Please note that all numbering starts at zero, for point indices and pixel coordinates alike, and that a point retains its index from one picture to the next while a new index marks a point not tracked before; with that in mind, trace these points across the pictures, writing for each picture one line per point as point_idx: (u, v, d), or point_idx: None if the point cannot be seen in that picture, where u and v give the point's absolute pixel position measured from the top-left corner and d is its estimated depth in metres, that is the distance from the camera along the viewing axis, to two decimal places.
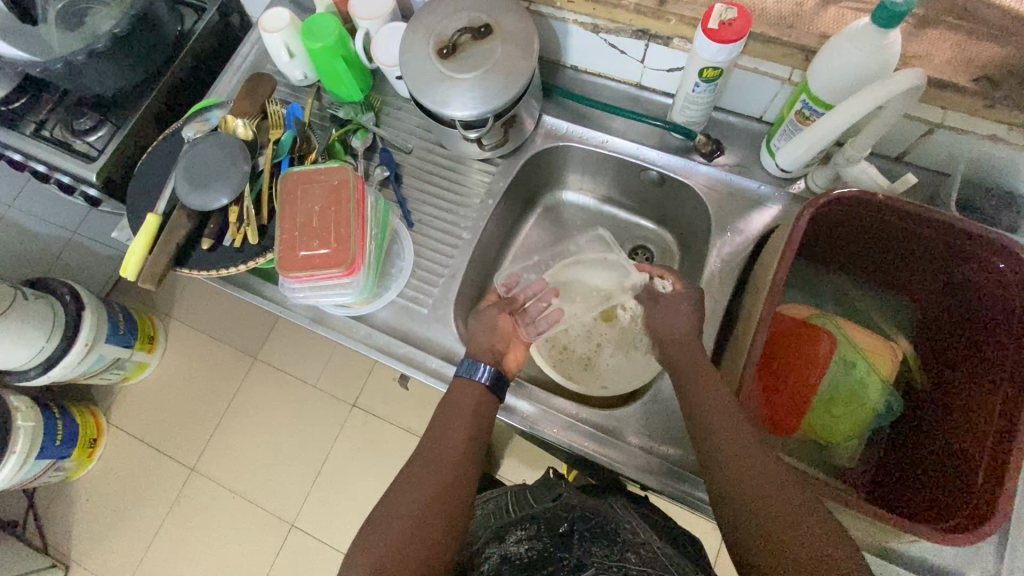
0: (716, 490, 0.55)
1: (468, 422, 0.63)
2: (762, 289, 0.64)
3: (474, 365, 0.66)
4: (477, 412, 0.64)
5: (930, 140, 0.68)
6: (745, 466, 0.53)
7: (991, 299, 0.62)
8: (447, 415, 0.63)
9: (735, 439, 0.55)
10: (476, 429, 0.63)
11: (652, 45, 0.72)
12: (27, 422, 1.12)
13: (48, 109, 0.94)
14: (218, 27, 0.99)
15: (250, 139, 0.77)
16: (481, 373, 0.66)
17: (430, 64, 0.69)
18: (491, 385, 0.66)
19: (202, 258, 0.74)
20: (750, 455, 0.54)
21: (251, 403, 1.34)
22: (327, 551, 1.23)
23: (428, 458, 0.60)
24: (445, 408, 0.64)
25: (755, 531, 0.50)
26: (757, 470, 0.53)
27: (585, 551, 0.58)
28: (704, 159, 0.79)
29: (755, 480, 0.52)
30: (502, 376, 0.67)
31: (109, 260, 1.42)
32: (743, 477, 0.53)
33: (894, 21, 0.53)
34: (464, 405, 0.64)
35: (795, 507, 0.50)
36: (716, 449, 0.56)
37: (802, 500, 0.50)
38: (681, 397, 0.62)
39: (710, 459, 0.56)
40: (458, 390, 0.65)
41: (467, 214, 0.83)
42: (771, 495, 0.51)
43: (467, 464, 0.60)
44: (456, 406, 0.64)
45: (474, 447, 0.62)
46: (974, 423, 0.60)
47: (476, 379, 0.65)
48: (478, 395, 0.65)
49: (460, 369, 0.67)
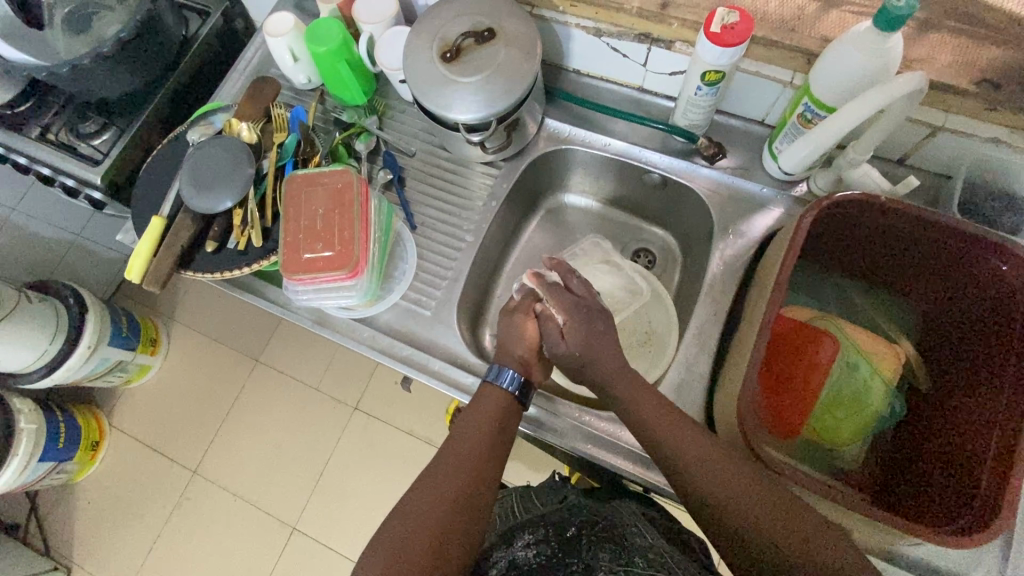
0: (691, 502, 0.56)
1: (494, 428, 0.63)
2: (765, 291, 0.64)
3: (500, 371, 0.67)
4: (501, 417, 0.64)
5: (931, 143, 0.68)
6: (710, 480, 0.55)
7: (994, 302, 0.62)
8: (472, 421, 0.63)
9: (698, 459, 0.56)
10: (497, 437, 0.62)
11: (654, 48, 0.73)
12: (30, 424, 1.13)
13: (53, 112, 0.95)
14: (222, 32, 0.99)
15: (254, 142, 0.78)
16: (500, 376, 0.66)
17: (434, 68, 0.69)
18: (513, 392, 0.66)
19: (205, 260, 0.75)
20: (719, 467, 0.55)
21: (254, 406, 1.35)
22: (328, 554, 1.23)
23: (443, 462, 0.60)
24: (468, 415, 0.64)
25: (741, 538, 0.52)
26: (726, 478, 0.54)
27: (592, 556, 0.58)
28: (706, 162, 0.79)
29: (731, 494, 0.53)
30: (528, 387, 0.67)
31: (112, 263, 1.42)
32: (718, 491, 0.54)
33: (896, 24, 0.53)
34: (489, 414, 0.64)
35: (776, 512, 0.51)
36: (680, 468, 0.57)
37: (782, 501, 0.52)
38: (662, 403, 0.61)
39: (678, 475, 0.57)
40: (486, 397, 0.66)
41: (469, 216, 0.83)
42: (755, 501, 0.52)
43: (484, 467, 0.60)
44: (481, 414, 0.64)
45: (499, 452, 0.62)
46: (980, 425, 0.60)
47: (505, 387, 0.66)
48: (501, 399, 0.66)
49: (490, 377, 0.67)
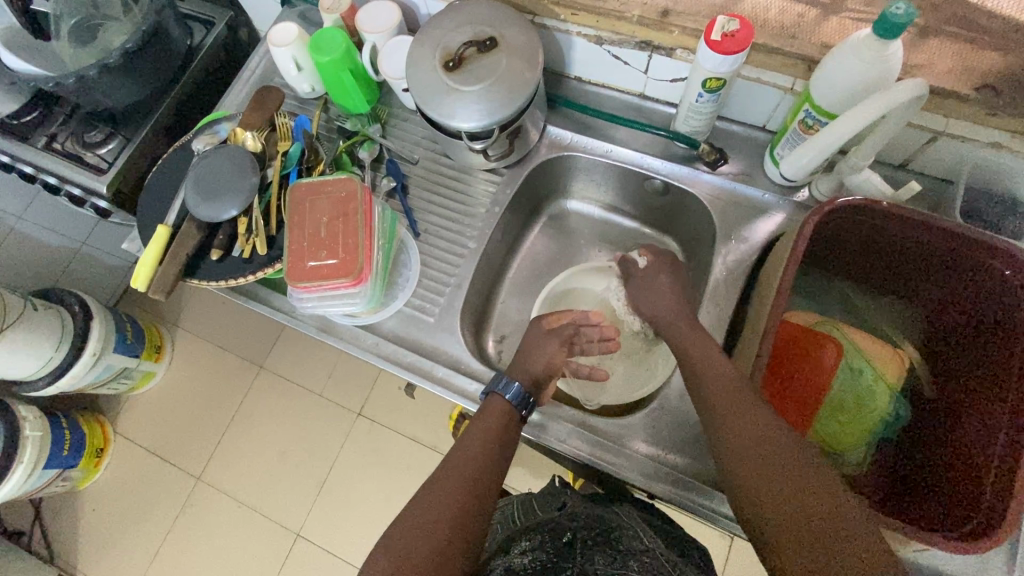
0: (731, 491, 0.54)
1: (498, 440, 0.63)
2: (768, 296, 0.64)
3: (508, 383, 0.67)
4: (503, 429, 0.65)
5: (933, 147, 0.68)
6: (752, 468, 0.53)
7: (998, 307, 0.62)
8: (484, 435, 0.63)
9: (748, 442, 0.54)
10: (498, 449, 0.63)
11: (655, 56, 0.73)
12: (36, 432, 1.13)
13: (60, 122, 0.96)
14: (227, 41, 1.01)
15: (258, 151, 0.78)
16: (508, 389, 0.67)
17: (436, 77, 0.70)
18: (519, 408, 0.67)
19: (211, 268, 0.75)
20: (764, 456, 0.53)
21: (257, 412, 1.35)
22: (331, 560, 1.23)
23: (450, 470, 0.60)
24: (478, 425, 0.65)
25: (770, 514, 0.50)
26: (772, 467, 0.52)
27: (588, 560, 0.59)
28: (707, 168, 0.79)
29: (765, 478, 0.51)
30: (528, 399, 0.67)
31: (117, 270, 1.43)
32: (756, 470, 0.52)
33: (896, 32, 0.54)
34: (495, 423, 0.65)
35: (796, 496, 0.49)
36: (732, 445, 0.55)
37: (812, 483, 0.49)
38: (697, 398, 0.62)
39: (724, 464, 0.56)
40: (488, 409, 0.66)
41: (472, 223, 0.83)
42: (792, 490, 0.49)
43: (486, 474, 0.60)
44: (487, 426, 0.64)
45: (501, 465, 0.63)
46: (985, 430, 0.60)
47: (504, 395, 0.67)
48: (503, 410, 0.66)
49: (496, 387, 0.67)
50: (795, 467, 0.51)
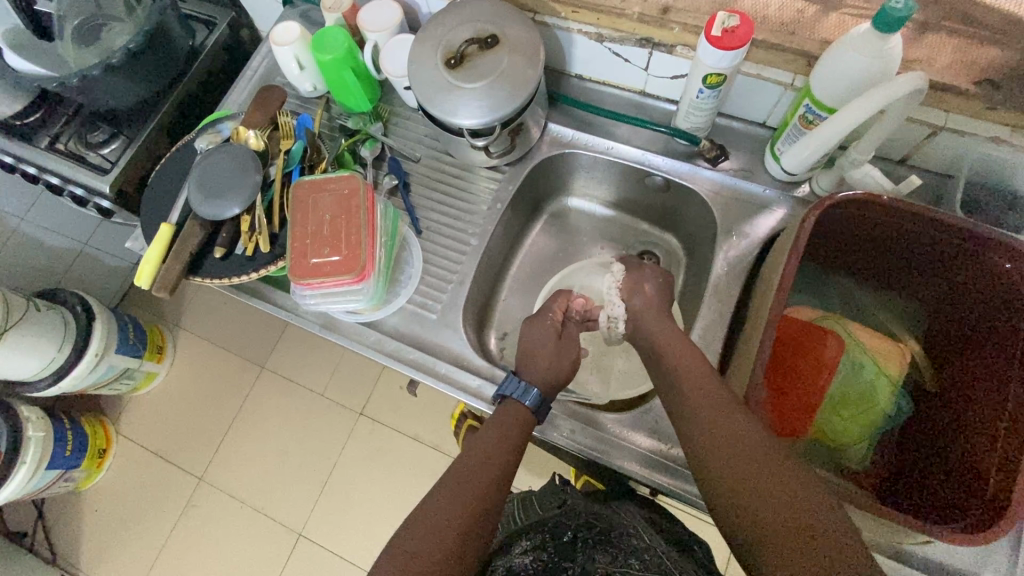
0: (707, 488, 0.55)
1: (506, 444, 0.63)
2: (770, 290, 0.64)
3: (525, 388, 0.68)
4: (515, 431, 0.65)
5: (933, 142, 0.69)
6: (734, 468, 0.53)
7: (998, 299, 0.62)
8: (489, 439, 0.63)
9: (730, 437, 0.54)
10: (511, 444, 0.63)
11: (656, 53, 0.73)
12: (38, 432, 1.13)
13: (62, 123, 0.96)
14: (228, 42, 1.01)
15: (261, 149, 0.79)
16: (527, 396, 0.67)
17: (439, 74, 0.70)
18: (535, 412, 0.67)
19: (215, 267, 0.75)
20: (748, 455, 0.52)
21: (259, 411, 1.35)
22: (333, 560, 1.24)
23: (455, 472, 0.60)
24: (490, 432, 0.64)
25: (748, 508, 0.50)
26: (758, 461, 0.52)
27: (589, 562, 0.60)
28: (708, 164, 0.80)
29: (745, 473, 0.52)
30: (544, 403, 0.68)
31: (120, 271, 1.44)
32: (737, 463, 0.53)
33: (896, 25, 0.54)
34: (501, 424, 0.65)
35: (774, 488, 0.50)
36: (712, 442, 0.55)
37: (790, 476, 0.50)
38: (677, 395, 0.61)
39: (701, 460, 0.56)
40: (509, 414, 0.67)
41: (473, 220, 0.84)
42: (781, 492, 0.49)
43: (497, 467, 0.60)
44: (495, 431, 0.64)
45: (511, 458, 0.63)
46: (987, 423, 0.60)
47: (520, 400, 0.67)
48: (519, 413, 0.66)
49: (515, 394, 0.68)
50: (776, 460, 0.51)
